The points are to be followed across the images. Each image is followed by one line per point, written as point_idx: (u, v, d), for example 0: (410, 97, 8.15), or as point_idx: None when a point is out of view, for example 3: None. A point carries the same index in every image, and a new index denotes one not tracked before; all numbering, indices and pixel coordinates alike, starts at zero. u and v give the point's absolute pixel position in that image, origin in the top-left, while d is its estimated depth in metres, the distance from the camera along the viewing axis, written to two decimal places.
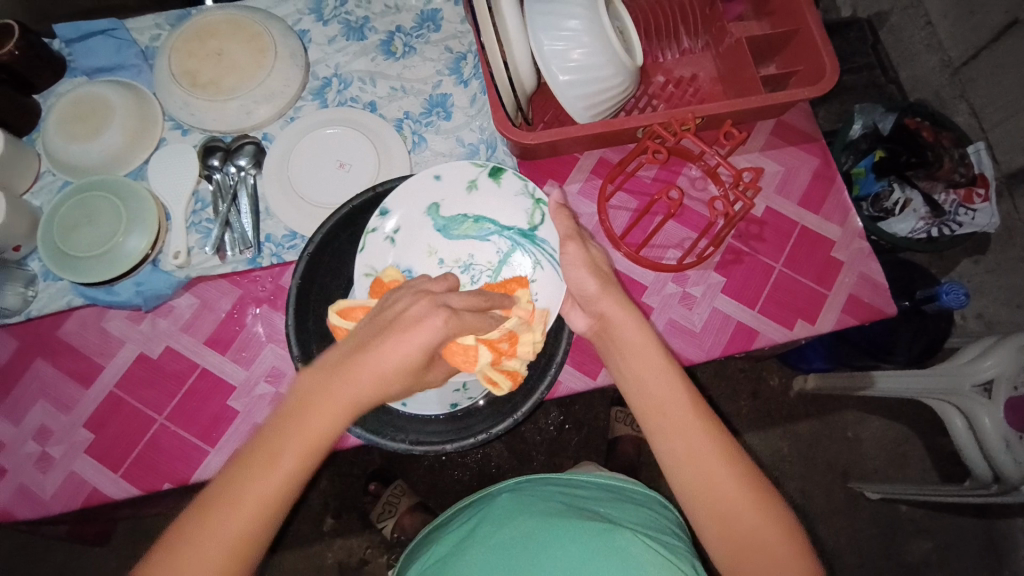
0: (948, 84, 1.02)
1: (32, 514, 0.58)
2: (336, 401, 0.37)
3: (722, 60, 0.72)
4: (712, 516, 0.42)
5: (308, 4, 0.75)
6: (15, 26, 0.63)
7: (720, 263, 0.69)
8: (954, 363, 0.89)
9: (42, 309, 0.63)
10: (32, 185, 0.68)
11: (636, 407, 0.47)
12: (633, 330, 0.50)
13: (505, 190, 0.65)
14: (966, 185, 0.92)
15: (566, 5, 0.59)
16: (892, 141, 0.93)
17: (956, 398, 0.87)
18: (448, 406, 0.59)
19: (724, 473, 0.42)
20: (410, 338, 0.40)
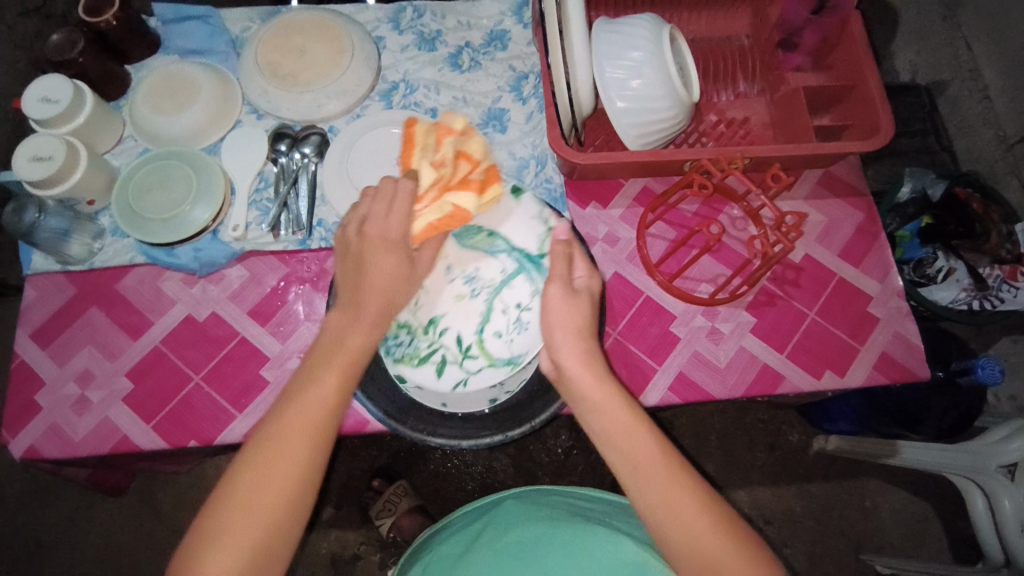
0: (1001, 159, 1.02)
1: (65, 452, 0.61)
2: (308, 412, 0.45)
3: (776, 107, 0.74)
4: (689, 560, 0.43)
5: (387, 14, 0.81)
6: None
7: (752, 303, 0.69)
8: (983, 441, 0.87)
9: (105, 261, 0.68)
10: (113, 146, 0.73)
11: (604, 451, 0.48)
12: (590, 383, 0.49)
13: (522, 209, 0.65)
14: (1012, 262, 0.90)
15: (630, 37, 0.62)
16: (942, 209, 0.94)
17: (981, 476, 0.84)
18: (487, 401, 0.60)
19: (698, 516, 0.44)
20: (378, 263, 0.53)
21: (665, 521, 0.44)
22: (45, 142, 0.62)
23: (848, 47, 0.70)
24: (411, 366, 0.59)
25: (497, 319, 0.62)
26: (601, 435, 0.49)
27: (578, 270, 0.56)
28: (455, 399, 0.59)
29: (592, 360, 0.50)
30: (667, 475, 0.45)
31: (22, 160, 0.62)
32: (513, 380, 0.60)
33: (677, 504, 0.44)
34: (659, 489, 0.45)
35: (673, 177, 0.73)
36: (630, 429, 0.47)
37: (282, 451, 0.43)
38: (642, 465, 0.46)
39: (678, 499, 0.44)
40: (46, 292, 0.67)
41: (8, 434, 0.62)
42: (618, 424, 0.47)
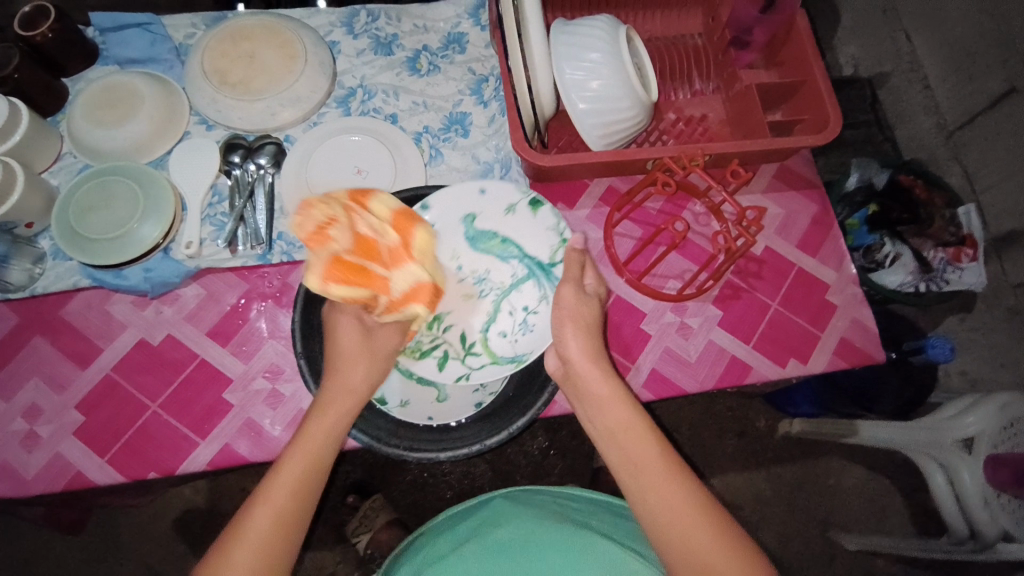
0: (942, 146, 1.07)
1: (13, 492, 0.57)
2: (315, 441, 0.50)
3: (732, 104, 0.75)
4: (680, 560, 0.43)
5: (340, 18, 0.79)
6: (51, 7, 0.66)
7: (718, 297, 0.70)
8: (936, 417, 0.92)
9: (47, 287, 0.64)
10: (52, 164, 0.69)
11: (606, 450, 0.51)
12: (598, 381, 0.53)
13: (538, 220, 0.65)
14: (955, 244, 0.96)
15: (589, 39, 0.62)
16: (886, 197, 0.99)
17: (937, 450, 0.89)
18: (473, 406, 0.60)
19: (691, 519, 0.44)
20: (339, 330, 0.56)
21: (657, 519, 0.45)
22: None
23: (796, 45, 0.72)
24: (413, 358, 0.61)
25: (504, 320, 0.64)
26: (603, 434, 0.52)
27: (565, 280, 0.58)
28: (441, 413, 0.58)
29: (599, 358, 0.54)
30: (665, 471, 0.47)
31: None
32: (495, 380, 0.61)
33: (669, 502, 0.45)
34: (654, 489, 0.46)
35: (637, 176, 0.74)
36: (631, 429, 0.50)
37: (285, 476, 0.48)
38: (638, 462, 0.48)
39: (673, 500, 0.45)
40: None
41: None
42: (620, 423, 0.50)
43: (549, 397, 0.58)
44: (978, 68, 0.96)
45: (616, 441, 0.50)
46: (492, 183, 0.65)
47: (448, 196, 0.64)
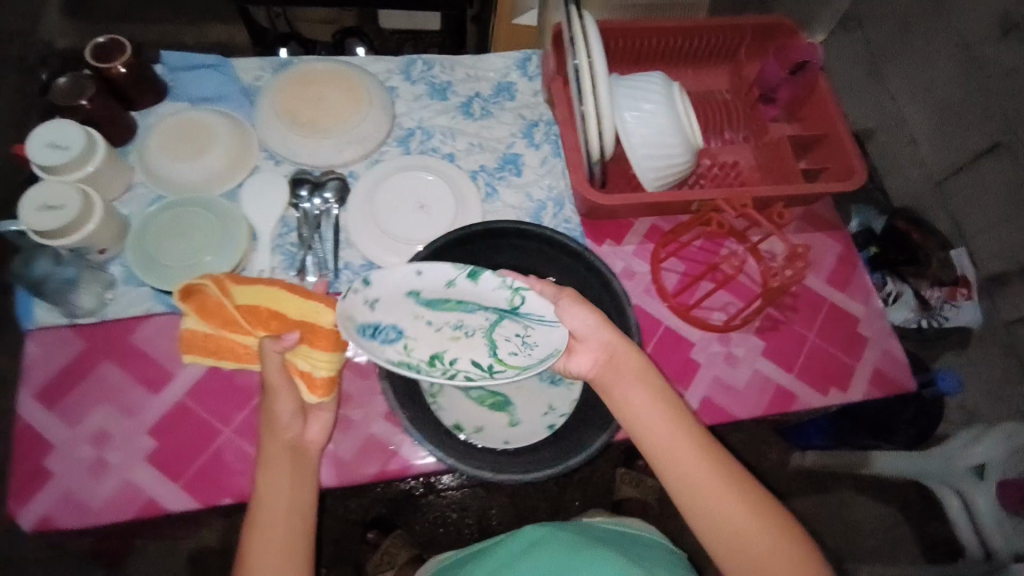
0: (932, 194, 1.08)
1: (82, 522, 0.57)
2: (282, 462, 0.57)
3: (763, 151, 0.82)
4: (708, 520, 0.53)
5: (398, 65, 0.84)
6: (128, 42, 0.69)
7: (759, 328, 0.74)
8: (948, 446, 0.97)
9: (120, 312, 0.65)
10: (123, 194, 0.71)
11: (638, 438, 0.57)
12: (624, 378, 0.58)
13: (483, 285, 0.61)
14: (951, 284, 1.02)
15: (645, 91, 0.68)
16: (884, 239, 1.06)
17: (953, 479, 0.94)
18: (545, 427, 0.63)
19: (722, 492, 0.53)
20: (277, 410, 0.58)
21: (687, 492, 0.54)
22: (57, 191, 0.61)
23: (820, 101, 0.79)
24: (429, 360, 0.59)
25: (501, 347, 0.61)
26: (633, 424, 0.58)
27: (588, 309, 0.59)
28: (515, 437, 0.62)
29: (625, 360, 0.59)
30: (695, 453, 0.55)
31: (31, 210, 0.60)
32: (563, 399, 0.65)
33: (740, 530, 0.52)
34: (685, 469, 0.54)
35: (679, 215, 0.79)
36: (698, 464, 0.55)
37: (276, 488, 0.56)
38: (667, 447, 0.56)
39: (702, 475, 0.54)
40: (51, 348, 0.63)
41: (17, 505, 0.58)
42: (649, 413, 0.57)
43: (620, 421, 0.60)
44: (966, 122, 0.97)
45: (689, 480, 0.54)
46: (426, 264, 0.60)
47: (386, 274, 0.59)
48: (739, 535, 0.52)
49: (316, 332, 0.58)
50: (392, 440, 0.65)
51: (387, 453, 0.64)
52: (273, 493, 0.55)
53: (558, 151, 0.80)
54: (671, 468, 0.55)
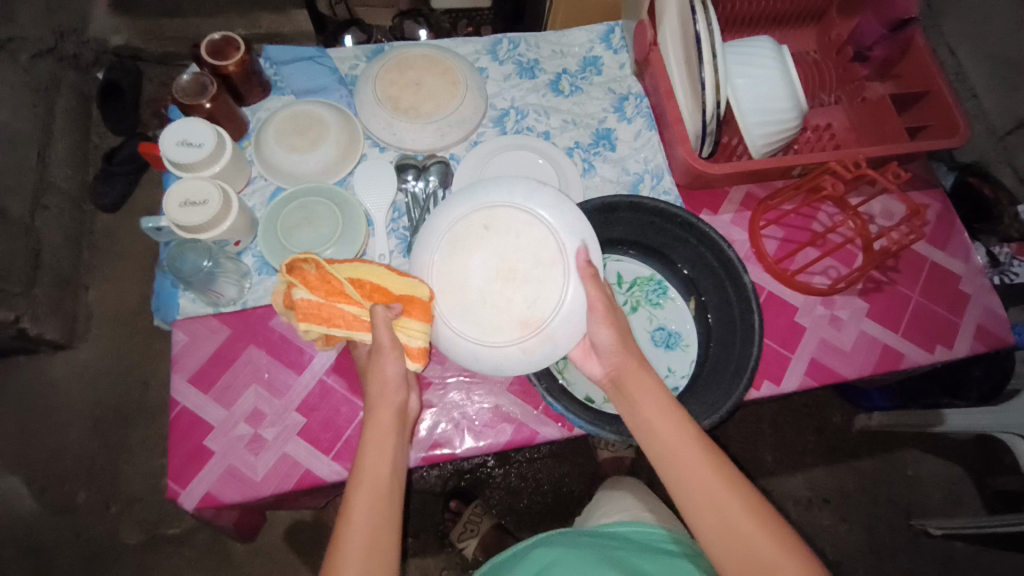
0: (993, 149, 1.04)
1: (246, 495, 0.62)
2: (387, 422, 0.55)
3: (857, 113, 0.82)
4: (715, 530, 0.49)
5: (485, 46, 0.85)
6: (242, 38, 0.71)
7: (862, 291, 0.76)
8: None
9: (258, 300, 0.69)
10: (244, 188, 0.74)
11: (644, 442, 0.54)
12: (635, 372, 0.57)
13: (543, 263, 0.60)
14: (1020, 239, 0.96)
15: (758, 57, 0.69)
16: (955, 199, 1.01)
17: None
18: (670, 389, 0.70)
19: (729, 498, 0.50)
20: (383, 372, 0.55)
21: (693, 499, 0.51)
22: (197, 187, 0.63)
23: (918, 59, 0.78)
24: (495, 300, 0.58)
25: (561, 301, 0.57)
26: (640, 424, 0.55)
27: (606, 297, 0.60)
28: None
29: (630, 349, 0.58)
30: (700, 455, 0.52)
31: (174, 207, 0.62)
32: (679, 360, 0.72)
33: (751, 537, 0.48)
34: (692, 472, 0.51)
35: (774, 181, 0.79)
36: (703, 476, 0.51)
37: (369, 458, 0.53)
38: (670, 451, 0.52)
39: (706, 481, 0.51)
40: (197, 336, 0.67)
41: (178, 486, 0.61)
42: (657, 412, 0.54)
43: (745, 386, 0.60)
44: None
45: (697, 485, 0.51)
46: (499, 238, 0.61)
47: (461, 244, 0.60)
48: (749, 546, 0.48)
49: (414, 302, 0.56)
50: (517, 409, 0.70)
51: (513, 423, 0.69)
52: (376, 466, 0.52)
53: (651, 124, 0.81)
54: (675, 479, 0.52)
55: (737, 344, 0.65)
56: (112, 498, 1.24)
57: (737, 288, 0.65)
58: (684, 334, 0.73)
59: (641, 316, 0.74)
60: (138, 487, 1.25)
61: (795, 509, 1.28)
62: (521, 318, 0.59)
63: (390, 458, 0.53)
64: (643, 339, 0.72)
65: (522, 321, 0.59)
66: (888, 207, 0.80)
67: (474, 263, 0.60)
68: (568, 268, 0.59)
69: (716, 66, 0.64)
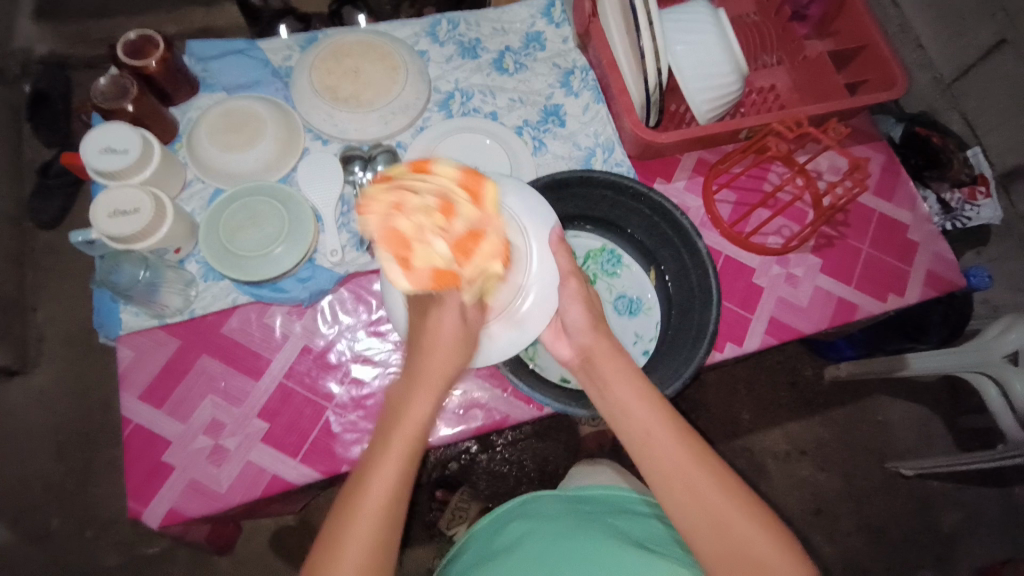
0: (940, 98, 1.06)
1: (212, 507, 0.60)
2: (411, 428, 0.48)
3: (800, 72, 0.83)
4: (693, 514, 0.48)
5: (424, 28, 0.83)
6: (160, 35, 0.67)
7: (815, 247, 0.78)
8: (980, 340, 0.98)
9: (206, 307, 0.66)
10: (182, 192, 0.72)
11: (619, 429, 0.53)
12: (609, 360, 0.55)
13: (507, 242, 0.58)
14: (970, 183, 0.98)
15: (696, 22, 0.69)
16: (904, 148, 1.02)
17: (987, 367, 0.95)
18: (640, 355, 0.71)
19: (704, 479, 0.49)
20: (436, 349, 0.50)
21: (668, 483, 0.49)
22: (127, 196, 0.60)
23: (854, 14, 0.79)
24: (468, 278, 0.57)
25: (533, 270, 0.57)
26: (614, 412, 0.54)
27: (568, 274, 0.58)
28: None
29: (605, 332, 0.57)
30: (675, 439, 0.50)
31: (104, 217, 0.60)
32: (643, 323, 0.73)
33: (728, 518, 0.47)
34: (667, 457, 0.50)
35: (724, 146, 0.80)
36: (671, 455, 0.50)
37: (377, 486, 0.45)
38: (645, 436, 0.51)
39: (682, 463, 0.49)
40: (146, 349, 0.64)
41: (140, 505, 0.59)
42: (635, 397, 0.53)
43: (706, 353, 0.60)
44: (967, 24, 0.97)
45: (673, 470, 0.49)
46: None
47: None
48: (725, 527, 0.47)
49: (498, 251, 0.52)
50: (485, 394, 0.69)
51: (483, 408, 0.69)
52: (379, 477, 0.46)
53: (599, 97, 0.80)
54: (648, 463, 0.50)
55: (695, 310, 0.65)
56: (88, 522, 1.21)
57: (692, 254, 0.65)
58: (645, 299, 0.73)
59: (601, 289, 0.74)
60: (114, 509, 1.22)
61: (773, 465, 1.31)
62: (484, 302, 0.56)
63: (402, 487, 0.47)
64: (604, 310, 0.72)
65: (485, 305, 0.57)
66: (835, 162, 0.81)
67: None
68: (532, 248, 0.57)
69: (654, 32, 0.64)
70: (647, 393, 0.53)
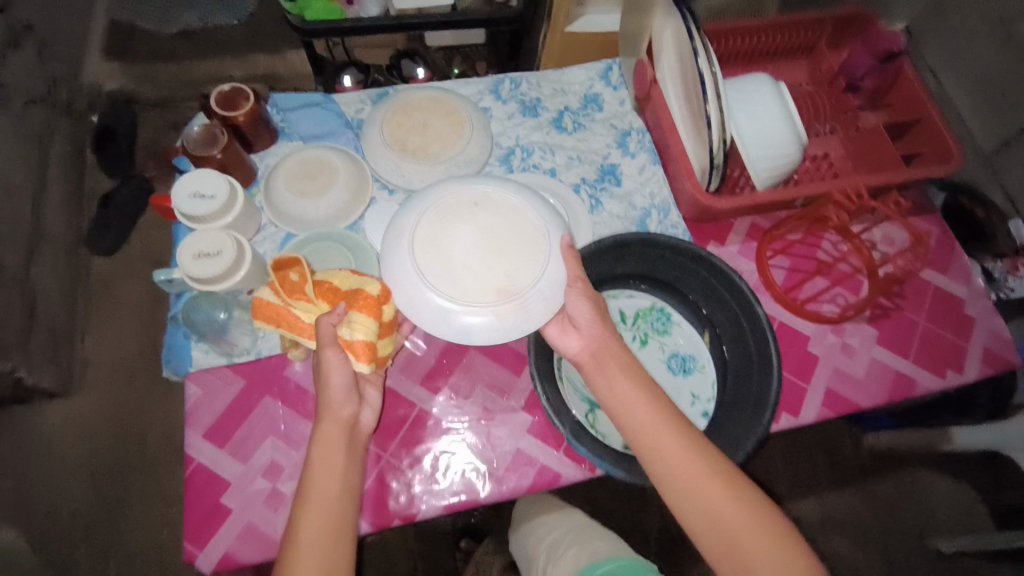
0: None
1: (266, 553, 0.60)
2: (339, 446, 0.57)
3: (853, 143, 0.84)
4: (692, 505, 0.53)
5: (487, 86, 0.87)
6: (250, 89, 0.72)
7: (870, 318, 0.77)
8: None
9: (272, 348, 0.67)
10: (255, 235, 0.74)
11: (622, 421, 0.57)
12: (614, 355, 0.60)
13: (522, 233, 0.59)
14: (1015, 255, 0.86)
15: (759, 94, 0.71)
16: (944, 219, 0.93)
17: None
18: (700, 415, 0.70)
19: (702, 474, 0.53)
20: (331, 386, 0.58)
21: (668, 475, 0.54)
22: (210, 239, 0.63)
23: (911, 88, 0.80)
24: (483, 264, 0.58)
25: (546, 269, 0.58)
26: (615, 403, 0.58)
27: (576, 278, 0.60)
28: None
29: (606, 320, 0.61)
30: (676, 434, 0.55)
31: (188, 259, 0.62)
32: (699, 383, 0.72)
33: (722, 511, 0.52)
34: (670, 451, 0.54)
35: (777, 212, 0.81)
36: (663, 435, 0.55)
37: (318, 494, 0.54)
38: (649, 432, 0.55)
39: (683, 459, 0.54)
40: (213, 388, 0.65)
41: (195, 547, 0.59)
42: (637, 396, 0.57)
43: (769, 423, 0.60)
44: None
45: (674, 462, 0.54)
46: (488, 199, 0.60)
47: (442, 202, 0.59)
48: (719, 519, 0.52)
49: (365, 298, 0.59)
50: (538, 451, 0.67)
51: (533, 467, 0.66)
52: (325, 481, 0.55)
53: (655, 159, 0.82)
54: (653, 456, 0.55)
55: (754, 376, 0.65)
56: (111, 555, 1.21)
57: (752, 322, 0.65)
58: (699, 356, 0.73)
59: (652, 349, 0.73)
60: (138, 541, 1.22)
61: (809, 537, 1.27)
62: (498, 286, 0.57)
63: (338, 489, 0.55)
64: (658, 370, 0.72)
65: (496, 288, 0.57)
66: (897, 233, 0.81)
67: (463, 233, 0.58)
68: (550, 250, 0.59)
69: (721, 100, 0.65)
70: (647, 391, 0.57)
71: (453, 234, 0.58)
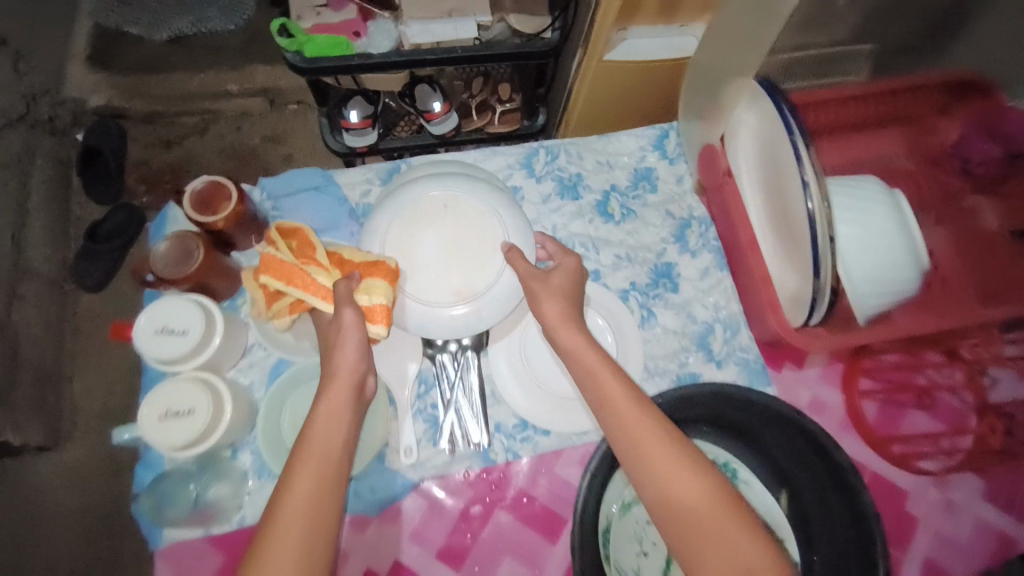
0: None
1: None
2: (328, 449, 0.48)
3: (965, 240, 0.68)
4: (688, 535, 0.46)
5: (519, 159, 0.72)
6: (233, 185, 0.59)
7: (974, 463, 0.64)
8: None
9: (258, 514, 0.56)
10: (239, 361, 0.62)
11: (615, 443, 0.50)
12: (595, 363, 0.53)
13: (486, 235, 0.63)
14: None
15: (870, 204, 0.56)
16: None
17: None
18: None
19: (696, 489, 0.47)
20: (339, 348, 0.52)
21: (658, 492, 0.47)
22: (180, 390, 0.53)
23: None
24: (445, 262, 0.62)
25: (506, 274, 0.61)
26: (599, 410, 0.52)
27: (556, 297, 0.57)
28: None
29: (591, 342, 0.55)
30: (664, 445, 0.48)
31: (153, 419, 0.52)
32: None
33: (719, 530, 0.46)
34: (659, 463, 0.48)
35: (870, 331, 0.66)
36: (648, 442, 0.49)
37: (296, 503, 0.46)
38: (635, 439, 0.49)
39: (673, 471, 0.47)
40: (187, 565, 0.55)
41: None
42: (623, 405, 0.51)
43: None
44: None
45: (667, 477, 0.47)
46: (456, 200, 0.63)
47: (411, 198, 0.63)
48: (717, 537, 0.45)
49: (376, 266, 0.56)
50: None
51: None
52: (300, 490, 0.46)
53: (720, 260, 0.68)
54: (643, 473, 0.48)
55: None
56: None
57: (851, 506, 0.52)
58: (776, 524, 0.59)
59: None
60: None
61: None
62: (455, 288, 0.61)
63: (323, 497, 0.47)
64: None
65: (454, 290, 0.61)
66: (1018, 377, 0.66)
67: (427, 238, 0.63)
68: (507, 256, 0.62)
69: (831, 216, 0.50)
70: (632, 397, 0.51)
71: (421, 227, 0.63)
